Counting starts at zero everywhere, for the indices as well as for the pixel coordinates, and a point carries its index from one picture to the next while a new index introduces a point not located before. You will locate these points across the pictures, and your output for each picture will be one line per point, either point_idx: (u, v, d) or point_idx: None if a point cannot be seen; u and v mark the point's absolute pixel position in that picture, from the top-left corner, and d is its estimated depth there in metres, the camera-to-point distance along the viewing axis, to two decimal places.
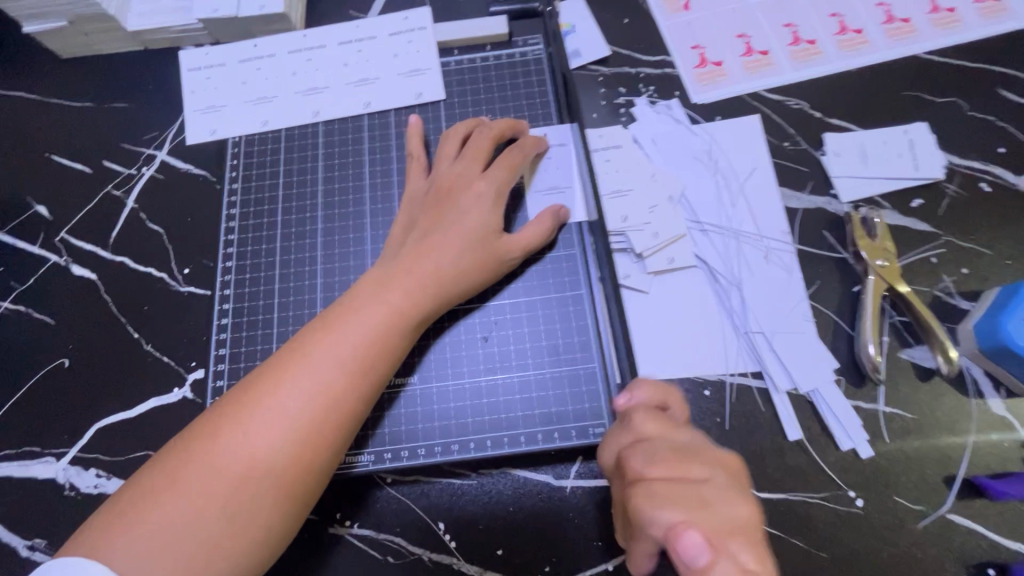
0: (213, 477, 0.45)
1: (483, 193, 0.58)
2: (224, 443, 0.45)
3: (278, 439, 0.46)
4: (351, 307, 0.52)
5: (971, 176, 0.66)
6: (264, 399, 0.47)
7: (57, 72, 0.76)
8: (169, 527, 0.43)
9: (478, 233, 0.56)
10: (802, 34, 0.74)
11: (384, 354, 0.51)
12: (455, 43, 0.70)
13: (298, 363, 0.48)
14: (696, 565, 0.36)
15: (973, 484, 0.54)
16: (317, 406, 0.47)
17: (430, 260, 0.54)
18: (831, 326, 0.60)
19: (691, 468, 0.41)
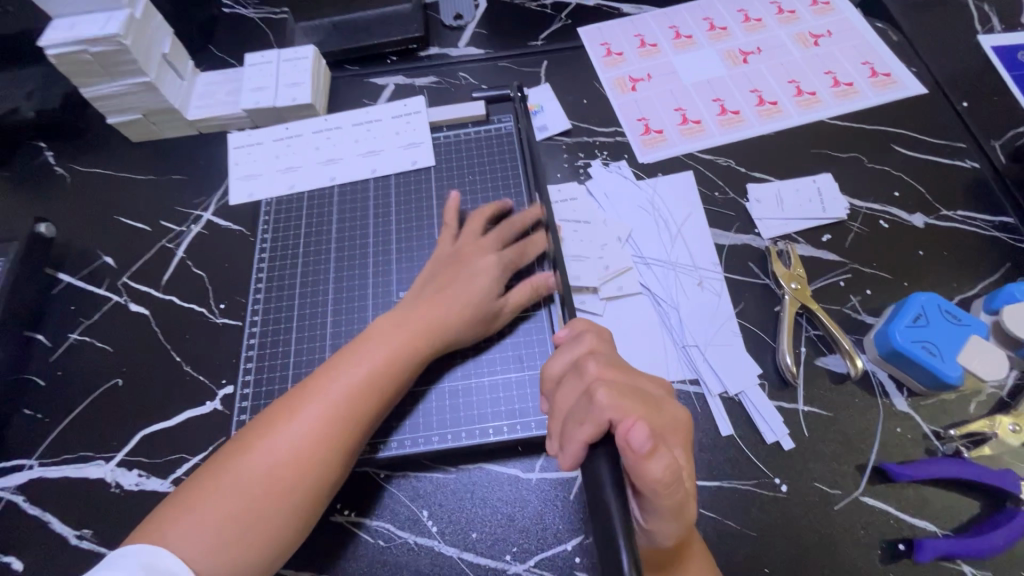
0: (256, 477, 0.55)
1: (491, 264, 0.70)
2: (257, 450, 0.56)
3: (308, 444, 0.57)
4: (363, 341, 0.64)
5: (872, 215, 0.79)
6: (293, 415, 0.58)
7: (130, 154, 0.95)
8: (218, 519, 0.53)
9: (468, 290, 0.68)
10: (728, 106, 0.91)
11: (394, 377, 0.62)
12: (445, 122, 0.87)
13: (323, 387, 0.60)
14: (642, 450, 0.40)
15: (881, 470, 0.63)
16: (340, 417, 0.58)
17: (442, 309, 0.67)
18: (757, 340, 0.72)
19: (637, 376, 0.49)
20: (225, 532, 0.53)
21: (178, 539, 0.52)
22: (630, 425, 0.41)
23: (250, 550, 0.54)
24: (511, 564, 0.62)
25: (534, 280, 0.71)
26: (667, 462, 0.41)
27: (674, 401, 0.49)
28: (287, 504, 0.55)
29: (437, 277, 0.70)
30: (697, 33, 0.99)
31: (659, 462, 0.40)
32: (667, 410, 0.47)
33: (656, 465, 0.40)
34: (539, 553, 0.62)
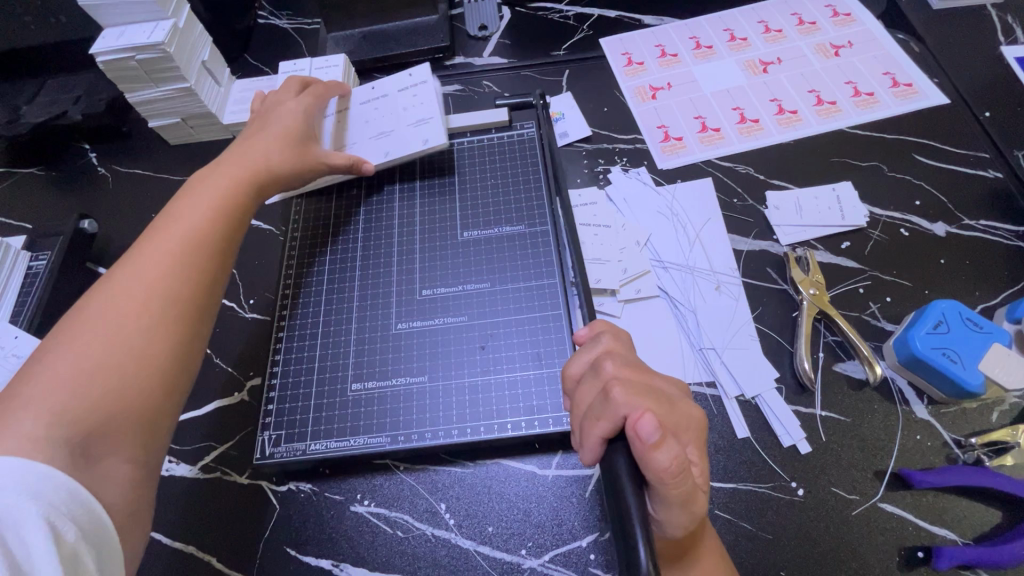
0: (112, 329, 0.56)
1: (297, 125, 0.80)
2: (96, 318, 0.56)
3: (164, 273, 0.61)
4: (192, 187, 0.71)
5: (893, 223, 0.79)
6: (139, 248, 0.63)
7: (169, 156, 1.00)
8: (81, 346, 0.54)
9: (244, 183, 0.72)
10: (747, 115, 0.92)
11: (232, 213, 0.69)
12: (468, 128, 0.90)
13: (160, 225, 0.65)
14: (648, 442, 0.40)
15: (899, 476, 0.62)
16: (195, 230, 0.65)
17: (259, 152, 0.75)
18: (774, 345, 0.72)
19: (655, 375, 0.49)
20: (105, 338, 0.55)
21: (52, 365, 0.53)
22: (639, 418, 0.41)
23: (114, 378, 0.54)
24: (526, 558, 0.63)
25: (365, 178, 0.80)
26: (675, 454, 0.41)
27: (691, 401, 0.48)
28: (141, 357, 0.56)
29: (226, 163, 0.74)
30: (717, 44, 1.01)
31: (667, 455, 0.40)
32: (684, 409, 0.47)
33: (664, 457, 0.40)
34: (553, 548, 0.63)
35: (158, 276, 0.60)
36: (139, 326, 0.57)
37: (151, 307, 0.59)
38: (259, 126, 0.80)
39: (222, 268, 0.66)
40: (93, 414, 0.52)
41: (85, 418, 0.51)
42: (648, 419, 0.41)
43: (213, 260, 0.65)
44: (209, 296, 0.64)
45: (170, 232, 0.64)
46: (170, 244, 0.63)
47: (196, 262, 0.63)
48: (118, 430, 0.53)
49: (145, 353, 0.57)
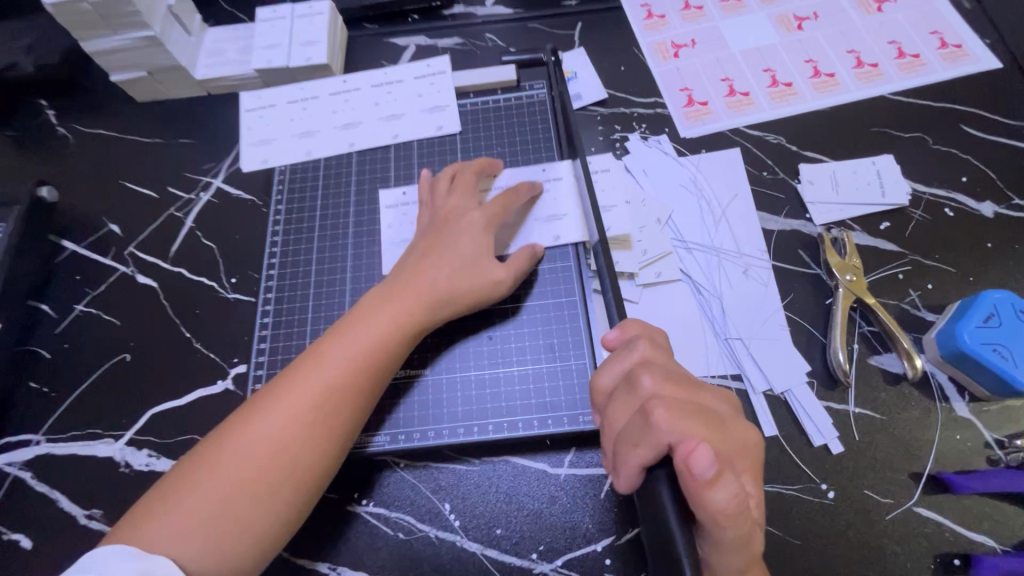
0: (241, 460, 0.52)
1: (474, 220, 0.65)
2: (261, 423, 0.54)
3: (284, 444, 0.53)
4: (352, 321, 0.60)
5: (936, 202, 0.73)
6: (285, 390, 0.56)
7: (136, 114, 0.90)
8: (210, 481, 0.52)
9: (470, 257, 0.63)
10: (779, 78, 0.83)
11: (387, 358, 0.59)
12: (471, 88, 0.80)
13: (311, 363, 0.57)
14: (702, 477, 0.35)
15: (937, 479, 0.58)
16: (344, 379, 0.56)
17: (428, 276, 0.62)
18: (805, 335, 0.66)
19: (700, 392, 0.43)
20: (229, 484, 0.52)
21: (181, 501, 0.51)
22: (690, 450, 0.36)
23: (243, 518, 0.51)
24: (537, 562, 0.59)
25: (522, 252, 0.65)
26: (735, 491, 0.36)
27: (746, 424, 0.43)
28: (268, 496, 0.52)
29: (396, 284, 0.62)
30: None
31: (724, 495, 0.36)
32: (735, 432, 0.43)
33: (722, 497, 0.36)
34: (567, 552, 0.59)
35: (296, 429, 0.54)
36: (290, 449, 0.53)
37: (283, 459, 0.53)
38: (438, 234, 0.65)
39: (352, 431, 0.57)
40: (239, 528, 0.51)
41: (232, 541, 0.50)
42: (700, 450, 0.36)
43: (355, 414, 0.57)
44: (334, 460, 0.56)
45: (360, 332, 0.59)
46: (332, 375, 0.56)
47: (324, 436, 0.55)
48: (237, 550, 0.51)
49: (268, 507, 0.52)
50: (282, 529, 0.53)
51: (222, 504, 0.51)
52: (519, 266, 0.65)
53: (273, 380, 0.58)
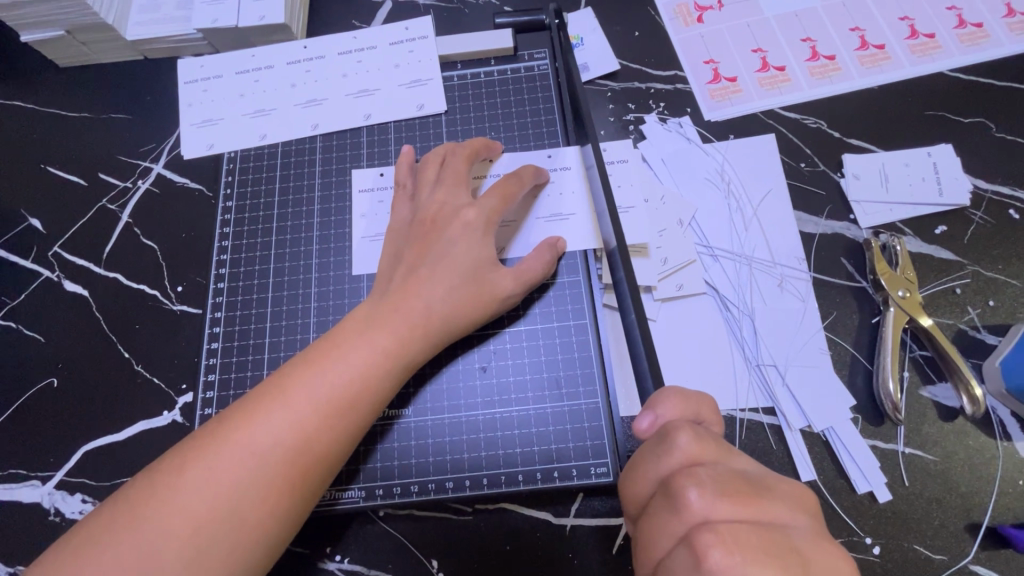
0: (177, 514, 0.41)
1: (471, 221, 0.54)
2: (211, 469, 0.43)
3: (236, 502, 0.42)
4: (330, 346, 0.49)
5: (1000, 201, 0.63)
6: (242, 429, 0.44)
7: (56, 82, 0.75)
8: (133, 538, 0.40)
9: (470, 266, 0.53)
10: (820, 49, 0.71)
11: (371, 394, 0.48)
12: (458, 57, 0.67)
13: (276, 396, 0.46)
14: None
15: (998, 533, 0.51)
16: (316, 419, 0.45)
17: (421, 294, 0.51)
18: (847, 360, 0.58)
19: (769, 506, 0.33)
20: (159, 548, 0.40)
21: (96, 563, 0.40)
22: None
23: None
24: None
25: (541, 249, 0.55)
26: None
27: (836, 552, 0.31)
28: (207, 565, 0.41)
29: (383, 302, 0.51)
30: None
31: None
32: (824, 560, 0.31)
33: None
34: None
35: (249, 480, 0.43)
36: (241, 504, 0.43)
37: (230, 518, 0.42)
38: (426, 241, 0.54)
39: (322, 484, 0.47)
40: None
41: None
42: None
43: (328, 464, 0.46)
44: (295, 519, 0.45)
45: (340, 359, 0.48)
46: (305, 414, 0.45)
47: (286, 490, 0.44)
48: None
49: None
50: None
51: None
52: (536, 274, 0.54)
53: (227, 410, 0.46)
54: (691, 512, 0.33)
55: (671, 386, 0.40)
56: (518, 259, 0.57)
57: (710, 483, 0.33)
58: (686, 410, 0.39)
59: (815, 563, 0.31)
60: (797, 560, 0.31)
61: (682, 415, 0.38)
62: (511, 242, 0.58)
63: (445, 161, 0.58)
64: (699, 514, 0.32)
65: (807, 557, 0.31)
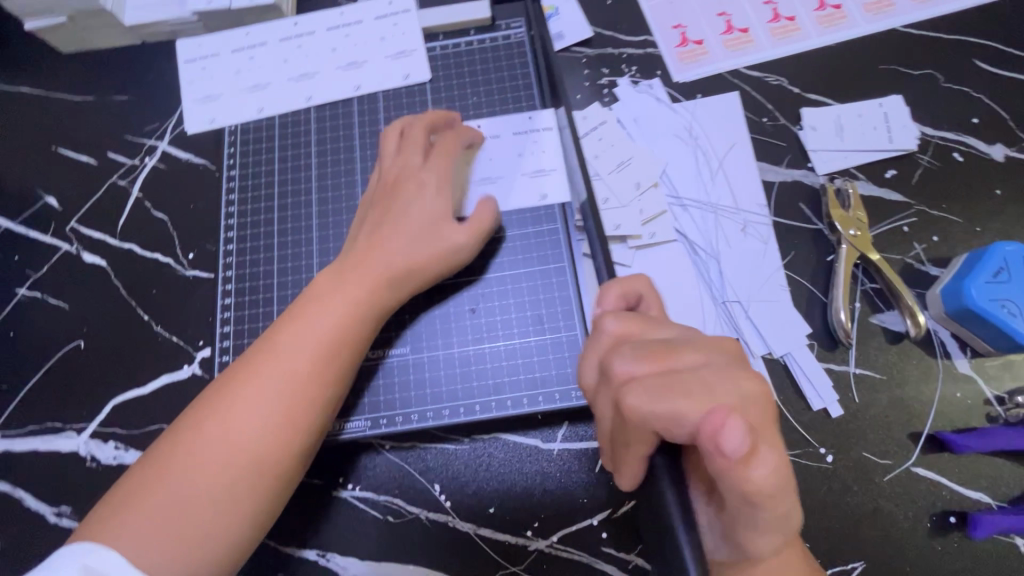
0: (199, 461, 0.47)
1: (425, 181, 0.58)
2: (223, 420, 0.49)
3: (251, 445, 0.48)
4: (311, 301, 0.54)
5: (945, 146, 0.68)
6: (241, 384, 0.50)
7: (60, 67, 0.78)
8: (166, 483, 0.46)
9: (426, 221, 0.57)
10: (781, 11, 0.75)
11: (350, 343, 0.54)
12: (439, 28, 0.71)
13: (266, 353, 0.51)
14: (738, 454, 0.31)
15: (936, 438, 0.57)
16: (306, 367, 0.51)
17: (384, 248, 0.56)
18: (805, 294, 0.64)
19: (680, 355, 0.38)
20: (186, 492, 0.46)
21: (136, 508, 0.45)
22: (718, 428, 0.32)
23: (206, 521, 0.46)
24: (532, 539, 0.57)
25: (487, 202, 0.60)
26: (768, 464, 0.33)
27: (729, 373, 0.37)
28: (238, 497, 0.48)
29: (352, 259, 0.56)
30: None
31: (757, 468, 0.32)
32: (726, 385, 0.36)
33: (753, 469, 0.32)
34: (562, 528, 0.57)
35: (259, 426, 0.49)
36: (254, 445, 0.49)
37: (246, 456, 0.48)
38: (388, 201, 0.59)
39: (321, 425, 0.53)
40: (200, 532, 0.46)
41: (196, 544, 0.46)
42: (730, 428, 0.31)
43: (324, 406, 0.52)
44: (305, 453, 0.52)
45: (320, 317, 0.53)
46: (299, 365, 0.51)
47: (293, 429, 0.50)
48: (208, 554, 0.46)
49: (232, 511, 0.47)
50: (253, 531, 0.49)
51: (185, 514, 0.46)
52: (484, 225, 0.59)
53: (223, 373, 0.52)
54: (619, 377, 0.38)
55: (612, 278, 0.46)
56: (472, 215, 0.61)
57: (629, 351, 0.39)
58: (621, 297, 0.45)
59: (716, 381, 0.36)
60: (702, 389, 0.36)
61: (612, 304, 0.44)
62: (503, 198, 0.63)
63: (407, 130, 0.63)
64: (628, 376, 0.38)
65: (711, 384, 0.36)
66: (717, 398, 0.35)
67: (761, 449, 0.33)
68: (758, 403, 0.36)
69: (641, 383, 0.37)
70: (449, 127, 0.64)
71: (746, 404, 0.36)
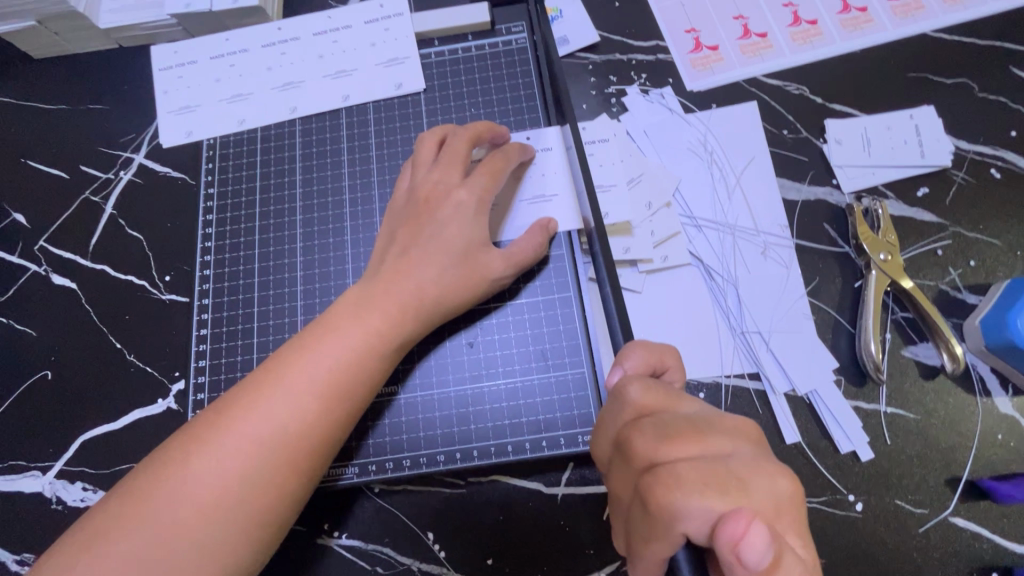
0: (186, 500, 0.42)
1: (463, 201, 0.53)
2: (217, 455, 0.44)
3: (245, 487, 0.43)
4: (323, 329, 0.49)
5: (981, 161, 0.63)
6: (242, 415, 0.45)
7: (30, 74, 0.73)
8: (146, 522, 0.42)
9: (459, 246, 0.52)
10: (802, 14, 0.70)
11: (365, 380, 0.49)
12: (435, 33, 0.66)
13: (272, 382, 0.46)
14: (761, 566, 0.29)
15: (976, 485, 0.52)
16: (314, 403, 0.46)
17: (413, 277, 0.51)
18: (831, 324, 0.59)
19: (710, 440, 0.34)
20: (168, 534, 0.42)
21: (111, 547, 0.41)
22: (740, 537, 0.29)
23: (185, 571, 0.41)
24: None
25: (536, 226, 0.55)
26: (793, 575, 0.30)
27: (763, 467, 0.33)
28: (220, 547, 0.42)
29: (374, 285, 0.51)
30: None
31: None
32: (759, 483, 0.32)
33: None
34: None
35: (252, 467, 0.44)
36: (249, 487, 0.44)
37: (238, 499, 0.43)
38: (419, 223, 0.53)
39: (319, 470, 0.47)
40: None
41: None
42: (754, 536, 0.29)
43: (324, 449, 0.47)
44: (303, 497, 0.47)
45: (333, 347, 0.48)
46: (305, 400, 0.46)
47: (293, 472, 0.45)
48: None
49: (216, 562, 0.42)
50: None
51: (162, 558, 0.41)
52: (527, 256, 0.54)
53: (224, 399, 0.47)
54: (643, 459, 0.34)
55: (636, 339, 0.43)
56: (511, 242, 0.56)
57: (653, 429, 0.35)
58: (645, 360, 0.41)
59: (751, 479, 0.32)
60: (736, 484, 0.32)
61: (633, 366, 0.41)
62: (504, 223, 0.58)
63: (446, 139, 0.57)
64: (651, 460, 0.34)
65: (744, 480, 0.32)
66: (752, 501, 0.32)
67: (789, 558, 0.30)
68: (790, 502, 0.33)
69: (667, 471, 0.33)
70: (494, 141, 0.58)
71: (779, 505, 0.32)
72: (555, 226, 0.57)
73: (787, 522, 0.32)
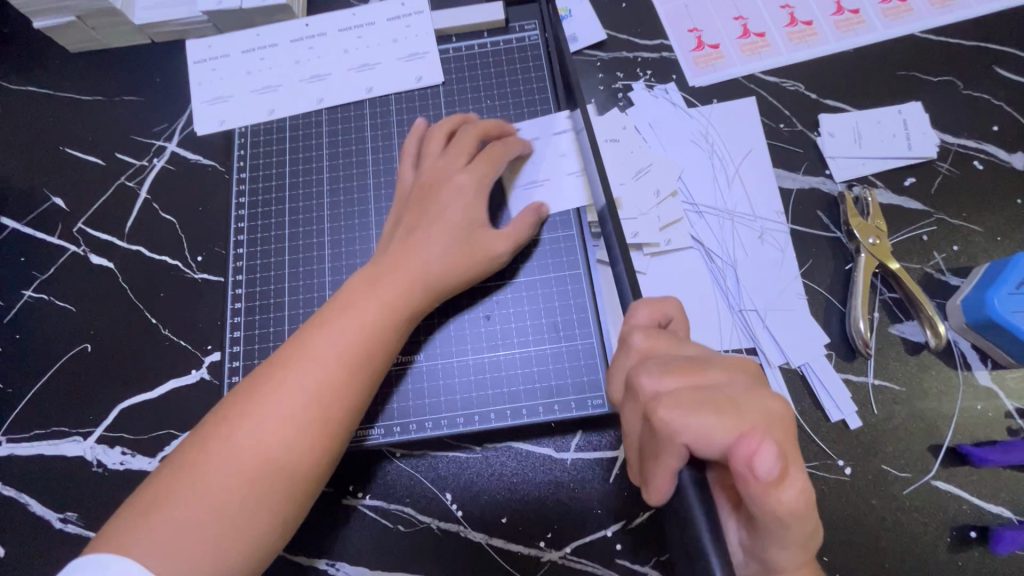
0: (231, 465, 0.47)
1: (464, 186, 0.58)
2: (255, 422, 0.48)
3: (281, 449, 0.48)
4: (339, 306, 0.53)
5: (965, 154, 0.67)
6: (272, 387, 0.49)
7: (68, 67, 0.78)
8: (196, 488, 0.46)
9: (460, 226, 0.57)
10: (798, 16, 0.74)
11: (381, 347, 0.53)
12: (452, 30, 0.71)
13: (297, 357, 0.50)
14: (769, 476, 0.31)
15: (957, 451, 0.56)
16: (338, 371, 0.50)
17: (420, 253, 0.55)
18: (823, 303, 0.63)
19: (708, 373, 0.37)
20: (216, 496, 0.46)
21: (167, 510, 0.45)
22: (752, 452, 0.32)
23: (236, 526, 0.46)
24: (546, 550, 0.56)
25: (531, 208, 0.60)
26: (795, 483, 0.32)
27: (757, 390, 0.36)
28: (267, 503, 0.47)
29: (384, 264, 0.55)
30: None
31: (788, 488, 0.31)
32: (751, 405, 0.35)
33: (785, 490, 0.32)
34: (575, 538, 0.56)
35: (287, 431, 0.48)
36: (286, 448, 0.48)
37: (276, 461, 0.47)
38: (423, 207, 0.58)
39: (347, 433, 0.52)
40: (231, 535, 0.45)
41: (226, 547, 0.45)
42: (764, 450, 0.31)
43: (351, 412, 0.51)
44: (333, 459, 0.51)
45: (352, 320, 0.52)
46: (330, 369, 0.50)
47: (322, 433, 0.49)
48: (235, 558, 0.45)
49: (262, 517, 0.47)
50: (277, 540, 0.48)
51: (213, 517, 0.45)
52: (524, 235, 0.58)
53: (254, 375, 0.51)
54: (646, 392, 0.37)
55: (641, 298, 0.45)
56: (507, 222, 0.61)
57: (654, 366, 0.38)
58: (653, 312, 0.43)
59: (746, 402, 0.35)
60: (731, 406, 0.35)
61: (643, 316, 0.43)
62: (518, 205, 0.62)
63: (455, 130, 0.62)
64: (653, 391, 0.37)
65: (739, 403, 0.35)
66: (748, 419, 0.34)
67: (793, 470, 0.32)
68: (785, 424, 0.35)
69: (669, 394, 0.36)
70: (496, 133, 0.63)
71: (776, 423, 0.35)
72: (549, 210, 0.61)
73: (783, 440, 0.34)
